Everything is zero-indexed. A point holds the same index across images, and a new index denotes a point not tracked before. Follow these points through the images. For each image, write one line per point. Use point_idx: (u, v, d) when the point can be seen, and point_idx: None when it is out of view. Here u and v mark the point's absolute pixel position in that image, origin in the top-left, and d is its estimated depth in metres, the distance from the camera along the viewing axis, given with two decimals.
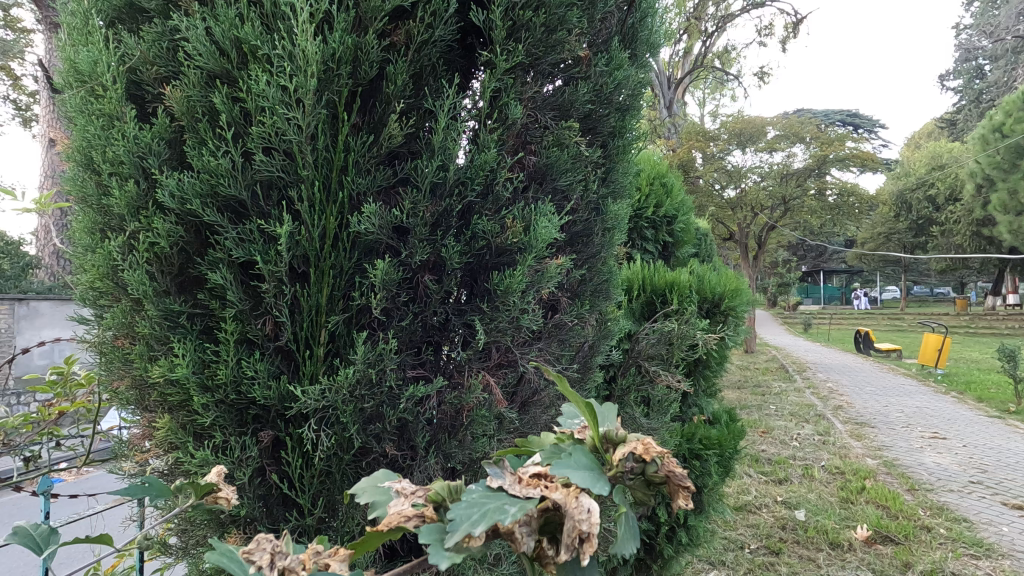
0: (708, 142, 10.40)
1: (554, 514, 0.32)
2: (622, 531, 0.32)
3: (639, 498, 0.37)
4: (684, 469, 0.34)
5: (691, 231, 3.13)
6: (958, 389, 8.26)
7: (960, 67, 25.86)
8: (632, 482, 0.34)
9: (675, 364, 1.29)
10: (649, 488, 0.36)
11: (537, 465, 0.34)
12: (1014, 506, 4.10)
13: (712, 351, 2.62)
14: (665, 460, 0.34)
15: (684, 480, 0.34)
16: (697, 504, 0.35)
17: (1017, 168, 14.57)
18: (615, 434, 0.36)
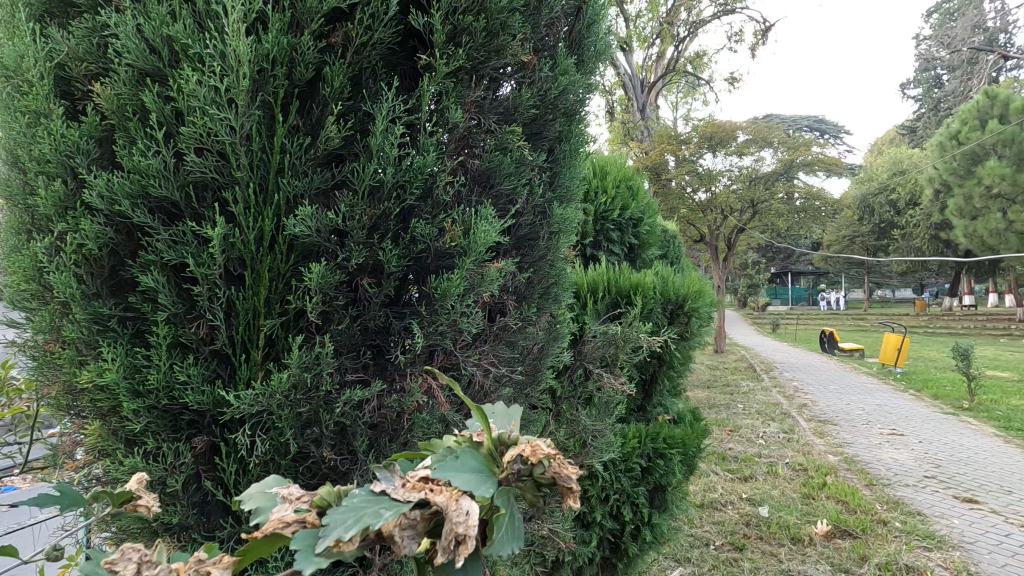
0: (680, 146, 10.56)
1: (438, 519, 0.32)
2: (500, 534, 0.32)
3: (533, 497, 0.38)
4: (570, 469, 0.36)
5: (656, 234, 3.18)
6: (917, 387, 8.57)
7: (920, 77, 26.93)
8: (519, 485, 0.35)
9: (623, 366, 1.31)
10: (544, 488, 0.38)
11: (425, 469, 0.34)
12: (964, 500, 4.27)
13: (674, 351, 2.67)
14: (551, 460, 0.35)
15: (573, 483, 0.35)
16: (585, 502, 0.36)
17: (972, 175, 15.26)
18: (507, 438, 0.37)
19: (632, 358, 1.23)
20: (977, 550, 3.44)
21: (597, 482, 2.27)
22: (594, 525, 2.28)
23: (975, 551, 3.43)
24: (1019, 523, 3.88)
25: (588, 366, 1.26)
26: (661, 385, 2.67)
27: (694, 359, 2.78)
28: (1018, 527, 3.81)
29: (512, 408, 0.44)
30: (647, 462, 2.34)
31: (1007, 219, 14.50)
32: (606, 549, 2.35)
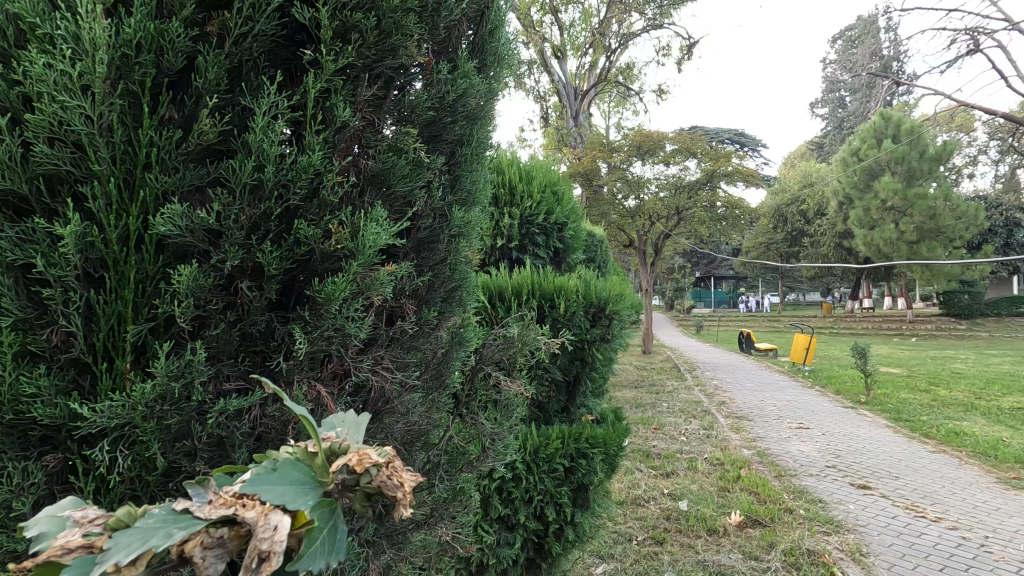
0: (611, 153, 10.96)
1: (240, 537, 0.37)
2: (308, 550, 0.34)
3: (369, 506, 0.44)
4: (395, 477, 0.43)
5: (582, 238, 3.24)
6: (822, 383, 9.28)
7: (827, 97, 29.30)
8: (346, 489, 0.41)
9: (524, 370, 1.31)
10: (377, 495, 0.44)
11: (238, 487, 0.38)
12: (859, 486, 4.64)
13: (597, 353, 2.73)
14: (374, 468, 0.41)
15: (401, 492, 0.42)
16: (411, 505, 0.43)
17: (870, 189, 16.80)
18: (336, 450, 0.40)
19: (532, 362, 1.24)
20: (868, 532, 3.75)
21: (520, 484, 2.28)
22: (517, 527, 2.30)
23: (867, 533, 3.73)
24: (904, 505, 4.27)
25: (488, 370, 1.23)
26: (584, 386, 2.71)
27: (617, 360, 2.85)
28: (903, 509, 4.20)
29: (361, 417, 0.50)
30: (570, 462, 2.37)
31: (899, 230, 16.01)
32: (529, 550, 2.38)
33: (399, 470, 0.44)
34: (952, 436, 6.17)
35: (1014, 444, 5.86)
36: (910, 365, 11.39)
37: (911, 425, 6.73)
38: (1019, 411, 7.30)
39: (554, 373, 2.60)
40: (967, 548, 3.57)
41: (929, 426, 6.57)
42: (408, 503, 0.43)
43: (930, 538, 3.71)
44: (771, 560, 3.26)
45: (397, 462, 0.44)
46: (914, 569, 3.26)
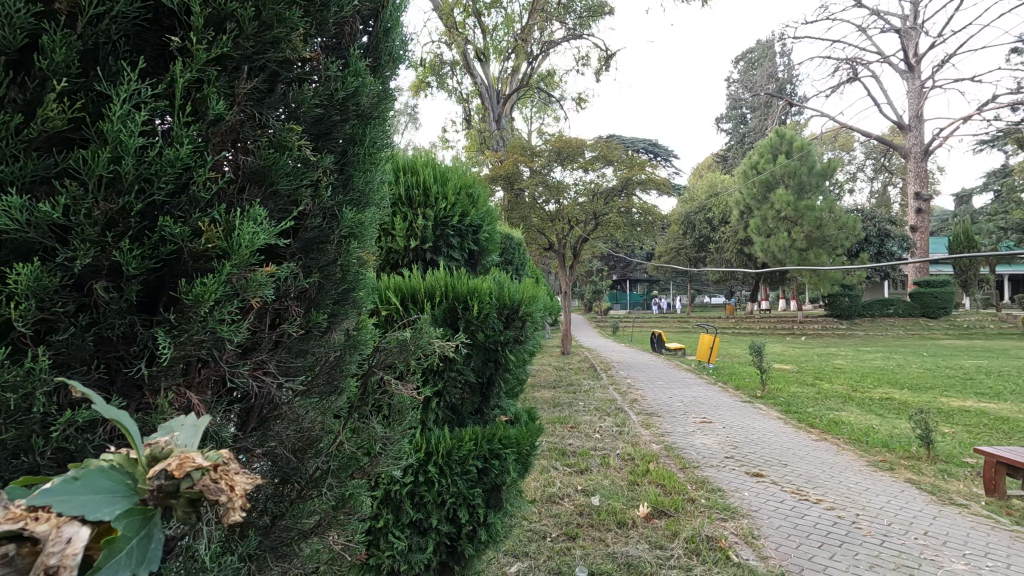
0: (532, 157, 11.26)
1: (28, 557, 0.47)
2: (106, 564, 0.46)
3: (194, 510, 0.55)
4: (220, 482, 0.53)
5: (497, 240, 3.24)
6: (723, 380, 9.96)
7: (730, 114, 31.57)
8: (164, 499, 0.52)
9: (415, 374, 1.31)
10: (204, 503, 0.55)
11: (24, 508, 0.48)
12: (754, 475, 5.02)
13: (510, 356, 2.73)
14: (196, 473, 0.52)
15: (226, 496, 0.54)
16: (235, 506, 0.54)
17: (767, 200, 18.23)
18: (154, 456, 0.53)
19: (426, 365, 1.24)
20: (760, 516, 4.07)
21: (434, 487, 2.28)
22: (430, 531, 2.29)
23: (758, 517, 4.06)
24: (790, 490, 4.67)
25: (380, 376, 1.21)
26: (499, 387, 2.70)
27: (531, 361, 2.87)
28: (790, 494, 4.59)
29: (198, 423, 0.61)
30: (484, 464, 2.37)
31: (791, 238, 17.52)
32: (442, 553, 2.37)
33: (229, 476, 0.55)
34: (831, 425, 6.84)
35: (881, 431, 6.59)
36: (799, 362, 12.50)
37: (799, 416, 7.38)
38: (886, 401, 8.21)
39: (467, 374, 2.56)
40: (841, 525, 3.97)
41: (814, 417, 7.24)
42: (234, 506, 0.55)
43: (812, 518, 4.09)
44: (674, 548, 3.46)
45: (225, 471, 0.55)
46: (797, 547, 3.58)
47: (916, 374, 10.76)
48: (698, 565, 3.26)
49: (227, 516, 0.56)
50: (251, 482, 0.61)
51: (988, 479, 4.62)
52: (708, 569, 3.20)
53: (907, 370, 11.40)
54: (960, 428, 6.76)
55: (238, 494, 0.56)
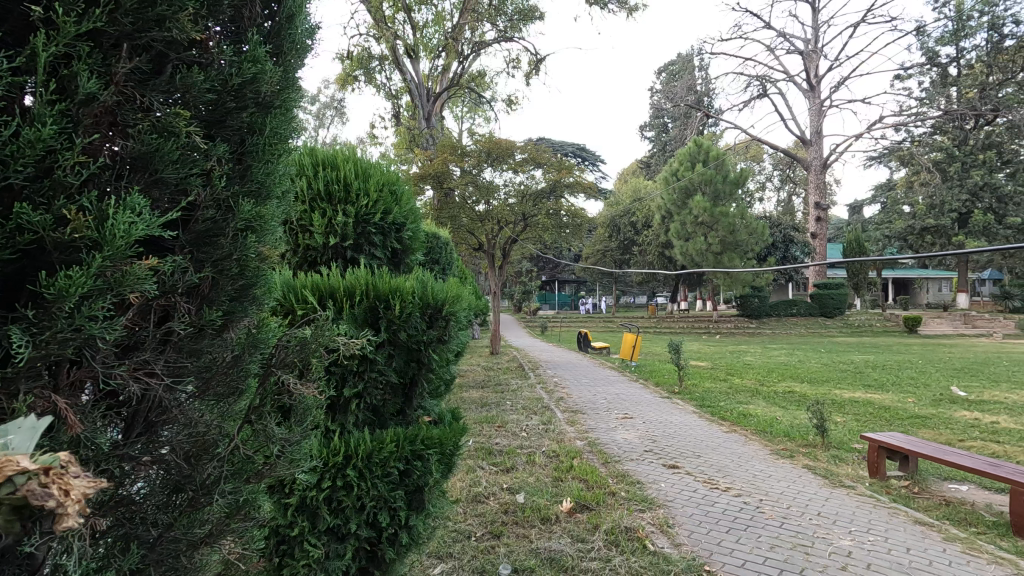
0: (461, 157, 11.25)
1: None
2: None
3: (16, 517, 0.59)
4: (48, 487, 0.59)
5: (422, 239, 3.15)
6: (644, 377, 10.41)
7: (653, 122, 33.03)
8: None
9: (317, 373, 1.26)
10: (26, 509, 0.59)
11: None
12: (671, 467, 5.26)
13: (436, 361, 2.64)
14: (15, 479, 0.57)
15: (52, 500, 0.58)
16: (66, 514, 0.59)
17: (685, 206, 19.22)
18: None
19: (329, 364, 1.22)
20: (674, 506, 4.28)
21: (352, 491, 2.21)
22: (349, 536, 2.23)
23: (673, 507, 4.27)
24: (703, 480, 4.95)
25: (280, 377, 1.16)
26: (422, 388, 2.60)
27: (456, 360, 2.79)
28: (703, 484, 4.85)
29: (32, 426, 0.64)
30: (405, 466, 2.29)
31: (707, 241, 18.57)
32: (361, 559, 2.30)
33: (60, 481, 0.61)
34: (740, 417, 7.32)
35: (783, 422, 7.12)
36: (713, 359, 13.28)
37: (712, 410, 7.83)
38: (788, 394, 8.91)
39: (389, 375, 2.48)
40: (747, 511, 4.25)
41: (725, 411, 7.70)
42: (66, 511, 0.60)
43: (721, 505, 4.35)
44: (595, 540, 3.56)
45: (55, 475, 0.61)
46: (707, 534, 3.79)
47: (814, 369, 11.74)
48: (616, 555, 3.38)
49: (59, 523, 0.61)
50: (91, 486, 0.66)
51: (871, 463, 5.11)
52: (626, 559, 3.32)
53: (807, 365, 12.39)
54: (849, 417, 7.45)
55: (72, 498, 0.60)
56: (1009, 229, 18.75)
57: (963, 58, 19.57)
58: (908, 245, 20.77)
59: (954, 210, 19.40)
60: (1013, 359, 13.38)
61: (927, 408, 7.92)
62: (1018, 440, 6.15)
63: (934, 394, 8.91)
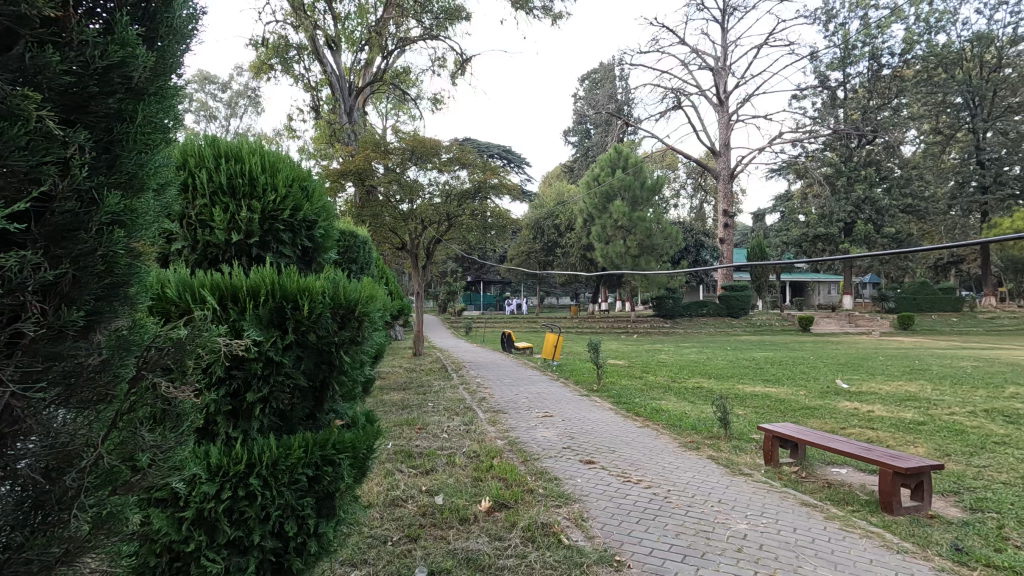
0: (385, 155, 11.04)
1: None
2: None
3: None
4: None
5: (334, 237, 2.98)
6: (565, 376, 10.67)
7: (576, 128, 33.98)
8: None
9: (192, 376, 1.21)
10: None
11: None
12: (588, 463, 5.42)
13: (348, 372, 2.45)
14: None
15: None
16: None
17: (606, 210, 19.93)
18: None
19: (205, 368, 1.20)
20: (590, 500, 4.42)
21: (256, 502, 2.09)
22: (251, 549, 2.11)
23: (588, 501, 4.42)
24: (617, 474, 5.15)
25: (150, 381, 1.12)
26: (333, 392, 2.46)
27: (372, 363, 2.64)
28: (617, 477, 5.05)
29: None
30: (314, 472, 2.19)
31: (625, 245, 19.35)
32: (267, 572, 2.17)
33: None
34: (653, 413, 7.70)
35: (691, 416, 7.57)
36: (631, 358, 13.85)
37: (627, 406, 8.16)
38: (697, 390, 9.46)
39: (297, 378, 2.33)
40: (656, 501, 4.47)
41: (640, 406, 8.06)
42: None
43: (632, 497, 4.55)
44: (512, 537, 3.62)
45: None
46: (619, 525, 3.95)
47: (720, 366, 12.55)
48: (533, 551, 3.44)
49: None
50: None
51: (766, 451, 5.54)
52: (541, 554, 3.39)
53: (714, 362, 13.23)
54: (749, 409, 8.04)
55: None
56: (885, 238, 21.01)
57: (849, 84, 21.70)
58: (802, 251, 22.69)
59: (840, 220, 21.44)
60: (887, 355, 14.97)
61: (815, 399, 8.70)
62: (888, 427, 6.91)
63: (822, 387, 9.80)
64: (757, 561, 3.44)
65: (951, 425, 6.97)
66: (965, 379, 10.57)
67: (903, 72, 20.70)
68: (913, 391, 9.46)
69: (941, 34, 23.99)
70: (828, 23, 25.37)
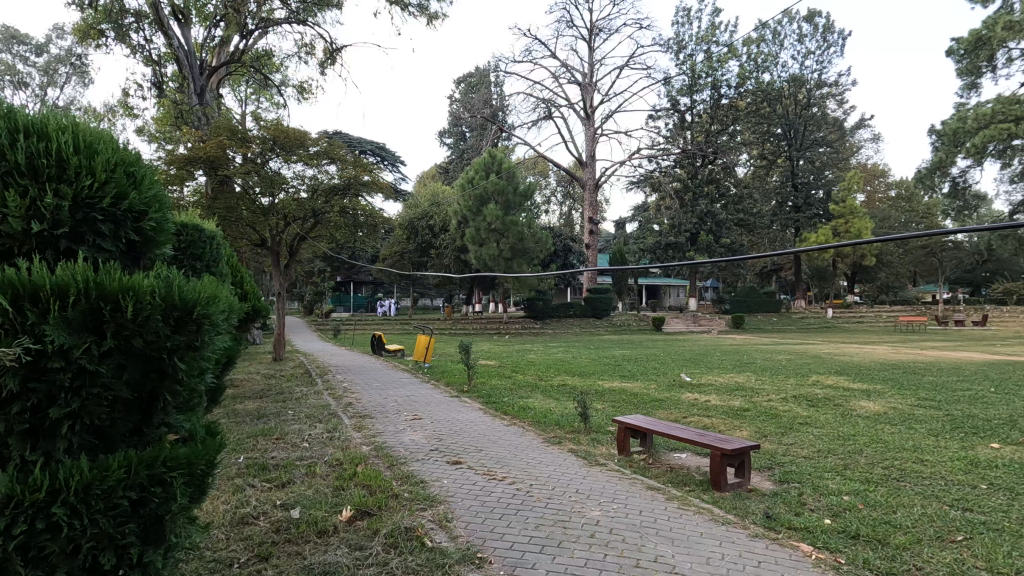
0: (242, 143, 10.17)
1: None
2: None
3: None
4: None
5: (170, 231, 2.66)
6: (436, 378, 10.61)
7: (452, 130, 34.09)
8: None
9: None
10: None
11: None
12: (455, 464, 5.45)
13: (183, 383, 2.19)
14: None
15: None
16: None
17: (479, 212, 20.22)
18: None
19: None
20: (455, 501, 4.44)
21: (61, 535, 1.79)
22: None
23: (453, 501, 4.43)
24: (482, 472, 5.25)
25: None
26: (165, 403, 2.16)
27: (213, 371, 2.38)
28: (483, 476, 5.14)
29: None
30: (139, 495, 1.93)
31: (498, 248, 19.81)
32: None
33: None
34: (520, 411, 7.95)
35: (555, 412, 7.94)
36: (502, 358, 14.17)
37: (496, 405, 8.33)
38: (562, 387, 9.96)
39: (119, 390, 2.03)
40: (519, 496, 4.63)
41: (508, 405, 8.28)
42: None
43: (496, 494, 4.65)
44: (373, 546, 3.51)
45: None
46: (483, 523, 4.01)
47: (584, 364, 13.32)
48: (394, 557, 3.38)
49: None
50: None
51: (620, 442, 6.01)
52: (403, 560, 3.34)
53: (578, 361, 14.02)
54: (607, 403, 8.64)
55: None
56: (723, 247, 23.92)
57: (695, 109, 24.33)
58: (656, 257, 25.00)
59: (687, 230, 23.90)
60: (723, 351, 16.97)
61: (663, 392, 9.60)
62: (720, 414, 7.84)
63: (670, 381, 10.82)
64: (607, 545, 3.70)
65: (768, 410, 8.10)
66: (780, 370, 12.36)
67: (736, 104, 23.75)
68: (741, 381, 10.85)
69: (766, 72, 27.91)
70: (678, 53, 28.20)
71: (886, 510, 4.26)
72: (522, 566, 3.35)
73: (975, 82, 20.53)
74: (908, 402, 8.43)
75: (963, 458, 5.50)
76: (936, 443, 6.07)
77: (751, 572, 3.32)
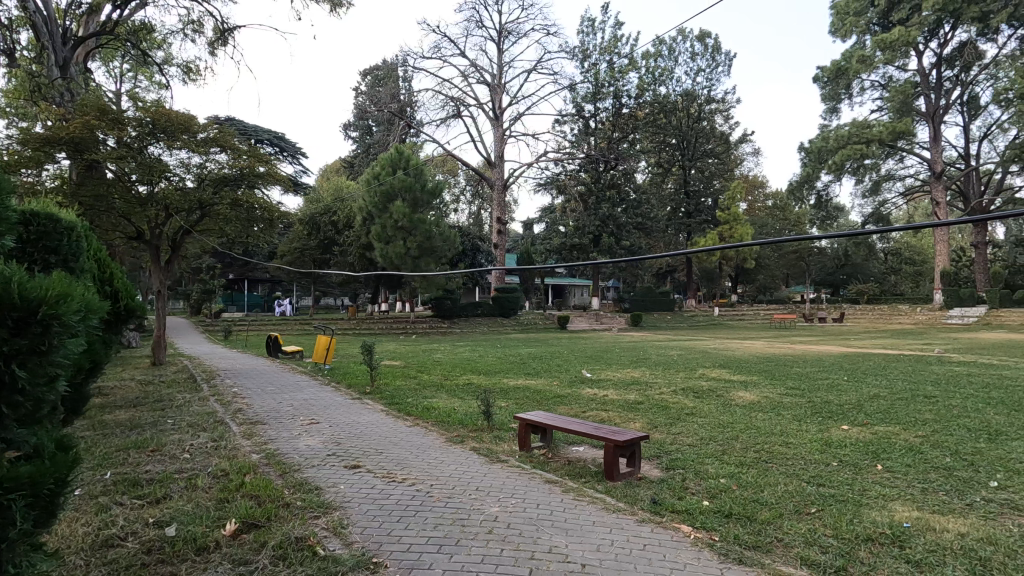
0: (114, 124, 9.16)
1: None
2: None
3: None
4: None
5: (9, 221, 2.33)
6: (336, 380, 10.21)
7: (358, 123, 33.04)
8: None
9: None
10: None
11: None
12: (353, 468, 5.28)
13: (23, 394, 1.92)
14: None
15: None
16: None
17: (386, 209, 19.71)
18: None
19: None
20: (352, 506, 4.29)
21: None
22: None
23: (349, 506, 4.29)
24: (382, 475, 5.12)
25: None
26: (2, 417, 1.89)
27: (67, 378, 2.11)
28: (382, 479, 5.03)
29: None
30: None
31: (406, 245, 19.43)
32: None
33: None
34: (423, 411, 7.86)
35: (459, 411, 7.93)
36: (407, 358, 13.92)
37: (399, 407, 8.16)
38: (468, 386, 9.98)
39: None
40: (417, 497, 4.57)
41: (411, 406, 8.14)
42: None
43: (395, 496, 4.57)
44: (259, 559, 3.31)
45: None
46: (379, 527, 3.91)
47: (490, 363, 13.42)
48: (282, 570, 3.20)
49: None
50: None
51: (521, 438, 6.12)
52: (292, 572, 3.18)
53: (484, 359, 14.12)
54: (511, 401, 8.77)
55: None
56: (623, 249, 25.14)
57: (598, 116, 25.39)
58: (561, 258, 25.74)
59: (590, 232, 24.81)
60: (622, 347, 17.85)
61: (565, 388, 9.91)
62: (616, 408, 8.24)
63: (572, 378, 11.19)
64: (504, 539, 3.76)
65: (660, 403, 8.63)
66: (672, 365, 13.22)
67: (636, 114, 25.11)
68: (637, 376, 11.47)
69: (663, 86, 29.73)
70: (584, 61, 29.28)
71: (755, 489, 4.70)
72: (419, 567, 3.32)
73: (836, 107, 23.23)
74: (778, 391, 9.34)
75: (819, 440, 6.20)
76: (799, 427, 6.79)
77: (637, 554, 3.52)
